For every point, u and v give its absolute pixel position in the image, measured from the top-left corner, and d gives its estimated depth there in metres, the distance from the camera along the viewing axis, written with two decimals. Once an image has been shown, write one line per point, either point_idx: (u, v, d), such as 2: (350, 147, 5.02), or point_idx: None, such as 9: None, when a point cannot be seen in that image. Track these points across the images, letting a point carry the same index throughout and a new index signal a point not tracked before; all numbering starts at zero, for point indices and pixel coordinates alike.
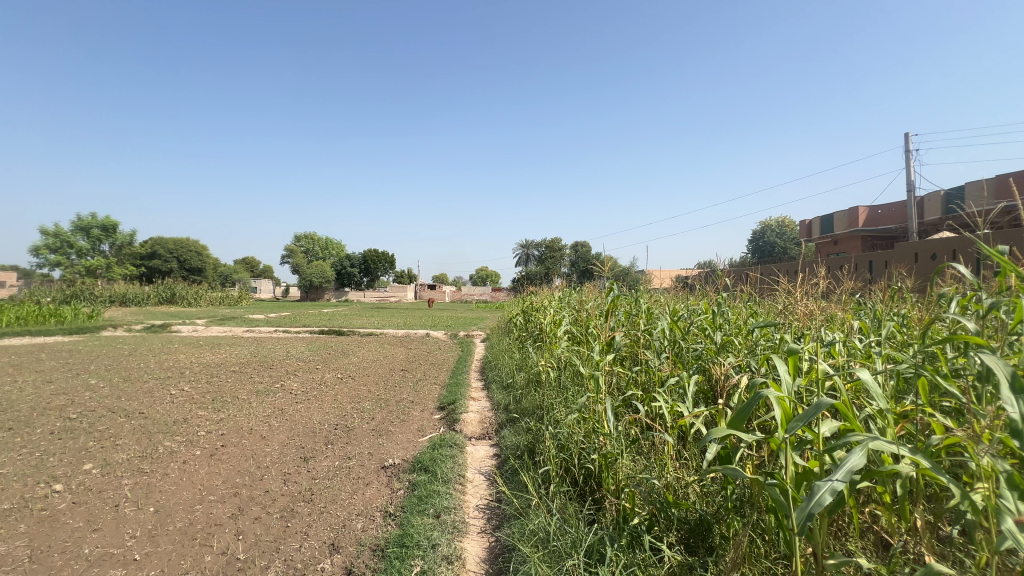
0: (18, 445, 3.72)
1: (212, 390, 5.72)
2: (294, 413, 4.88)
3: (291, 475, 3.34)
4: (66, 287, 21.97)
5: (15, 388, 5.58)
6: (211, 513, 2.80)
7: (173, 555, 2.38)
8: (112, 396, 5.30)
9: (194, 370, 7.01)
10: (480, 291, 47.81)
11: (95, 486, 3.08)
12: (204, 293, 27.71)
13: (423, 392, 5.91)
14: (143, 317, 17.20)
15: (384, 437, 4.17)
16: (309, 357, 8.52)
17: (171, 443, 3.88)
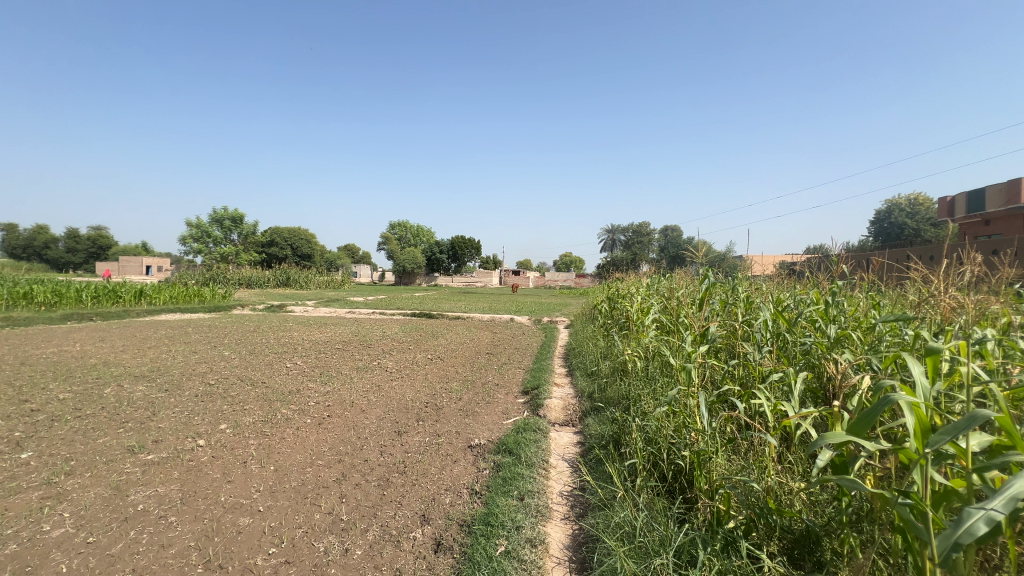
0: (173, 405, 4.42)
1: (319, 365, 6.32)
2: (389, 389, 5.23)
3: (387, 447, 3.60)
4: (206, 272, 25.61)
5: (169, 356, 6.61)
6: (319, 476, 3.11)
7: (289, 510, 2.68)
8: (241, 367, 6.08)
9: (305, 346, 7.80)
10: (564, 277, 47.53)
11: (229, 444, 3.55)
12: (314, 277, 30.63)
13: (507, 376, 6.04)
14: (264, 298, 19.47)
15: (471, 417, 4.32)
16: (402, 338, 9.09)
17: (287, 410, 4.37)
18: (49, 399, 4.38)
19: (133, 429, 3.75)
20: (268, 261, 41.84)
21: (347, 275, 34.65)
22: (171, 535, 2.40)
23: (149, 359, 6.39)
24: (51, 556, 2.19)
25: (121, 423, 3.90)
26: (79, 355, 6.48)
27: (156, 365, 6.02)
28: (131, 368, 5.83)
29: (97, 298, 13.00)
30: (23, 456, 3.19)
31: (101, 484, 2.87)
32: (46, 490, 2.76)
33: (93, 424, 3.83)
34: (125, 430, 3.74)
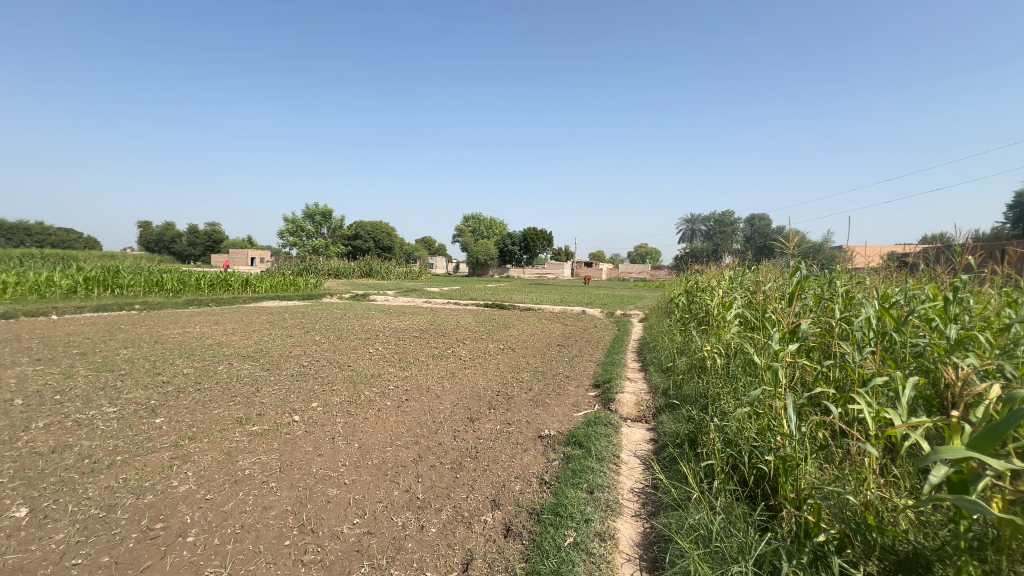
0: (273, 382, 4.92)
1: (398, 351, 6.69)
2: (462, 377, 5.41)
3: (460, 432, 3.74)
4: (301, 263, 28.03)
5: (270, 339, 7.34)
6: (398, 455, 3.31)
7: (371, 484, 2.88)
8: (330, 350, 6.61)
9: (385, 333, 8.28)
10: (639, 269, 45.99)
11: (319, 420, 3.89)
12: (394, 269, 32.33)
13: (578, 368, 5.99)
14: (350, 287, 20.87)
15: (541, 408, 4.36)
16: (475, 327, 9.35)
17: (370, 392, 4.68)
18: (176, 373, 5.06)
19: (241, 403, 4.22)
20: (353, 253, 44.81)
21: (424, 266, 36.19)
22: (271, 499, 2.68)
23: (254, 341, 7.15)
24: (178, 508, 2.53)
25: (232, 397, 4.41)
26: (199, 336, 7.40)
27: (260, 347, 6.73)
28: (240, 348, 6.56)
29: (213, 286, 14.71)
30: (157, 420, 3.71)
31: (216, 449, 3.26)
32: (174, 451, 3.20)
33: (210, 397, 4.36)
34: (235, 403, 4.23)
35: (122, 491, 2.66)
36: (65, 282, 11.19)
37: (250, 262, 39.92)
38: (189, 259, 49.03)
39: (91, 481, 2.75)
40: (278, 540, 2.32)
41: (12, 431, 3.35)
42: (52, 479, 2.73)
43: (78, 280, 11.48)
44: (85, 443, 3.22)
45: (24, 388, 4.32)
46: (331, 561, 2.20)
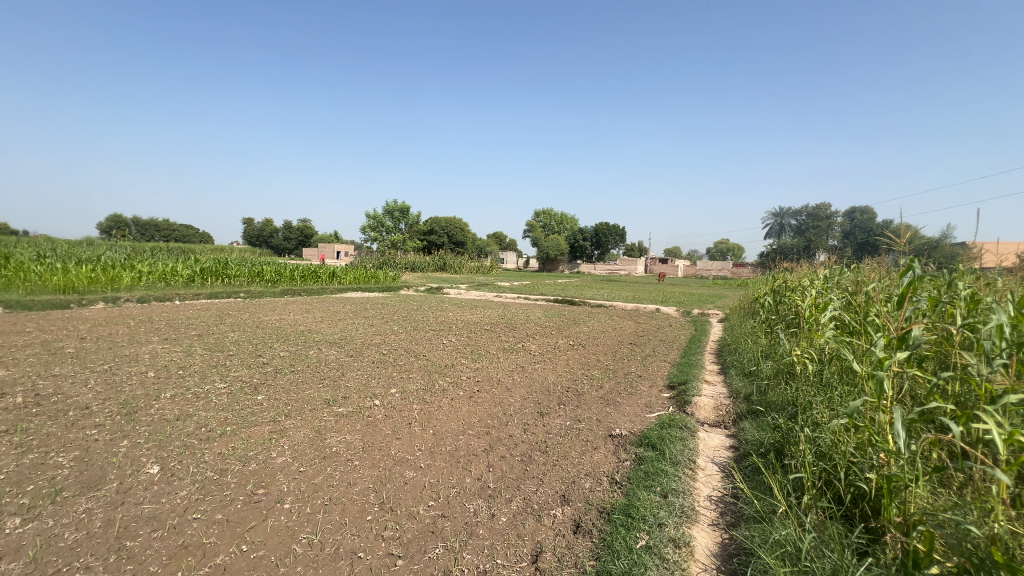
0: (357, 368, 5.28)
1: (470, 343, 6.88)
2: (532, 371, 5.46)
3: (529, 426, 3.78)
4: (381, 257, 29.73)
5: (354, 328, 7.86)
6: (470, 444, 3.42)
7: (444, 470, 3.01)
8: (407, 340, 6.96)
9: (458, 325, 8.55)
10: (718, 266, 43.42)
11: (398, 406, 4.11)
12: (466, 263, 33.22)
13: (651, 368, 5.80)
14: (425, 280, 21.79)
15: (612, 406, 4.28)
16: (545, 323, 9.37)
17: (444, 382, 4.86)
18: (275, 356, 5.60)
19: (329, 386, 4.58)
20: (428, 248, 46.66)
21: (495, 261, 36.84)
22: (355, 476, 2.88)
23: (340, 329, 7.71)
24: (276, 477, 2.81)
25: (321, 379, 4.79)
26: (294, 322, 8.11)
27: (345, 334, 7.24)
28: (328, 335, 7.10)
29: (304, 277, 16.01)
30: (259, 398, 4.13)
31: (308, 427, 3.56)
32: (273, 426, 3.54)
33: (303, 378, 4.77)
34: (324, 385, 4.59)
35: (231, 457, 3.00)
36: (185, 271, 12.73)
37: (336, 255, 42.91)
38: (285, 252, 53.74)
39: (207, 447, 3.12)
40: (361, 514, 2.50)
41: (146, 399, 3.89)
42: (176, 443, 3.14)
43: (196, 270, 13.02)
44: (202, 414, 3.66)
45: (155, 362, 4.99)
46: (408, 539, 2.32)
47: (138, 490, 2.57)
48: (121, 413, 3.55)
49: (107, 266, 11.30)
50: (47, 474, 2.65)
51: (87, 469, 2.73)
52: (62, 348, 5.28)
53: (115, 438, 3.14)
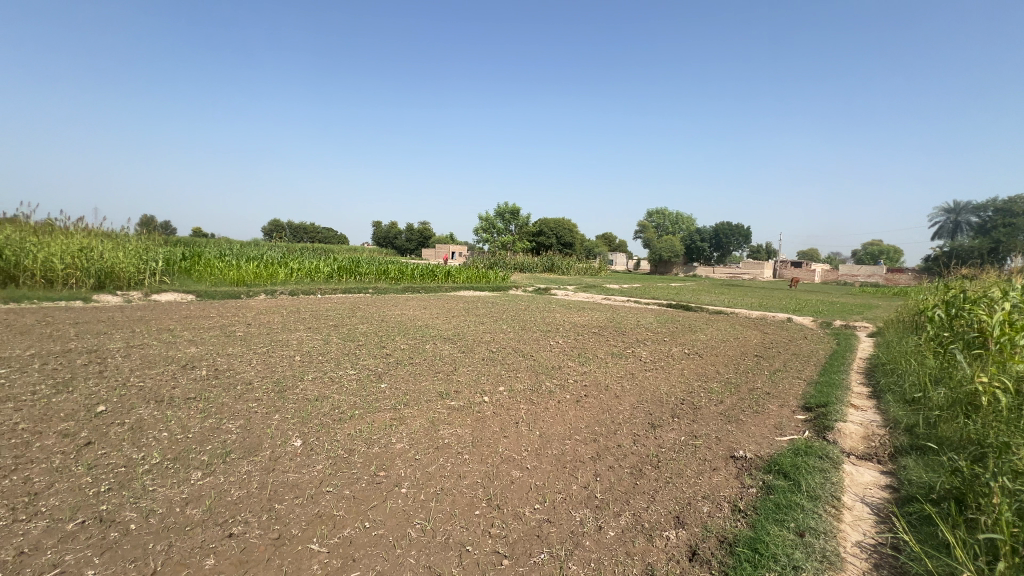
0: (468, 364, 5.50)
1: (578, 346, 6.79)
2: (643, 379, 5.19)
3: (640, 437, 3.58)
4: (492, 258, 30.94)
5: (466, 325, 8.24)
6: (577, 449, 3.34)
7: (551, 474, 2.98)
8: (516, 340, 7.09)
9: (566, 327, 8.49)
10: (867, 271, 37.54)
11: (506, 404, 4.19)
12: (574, 265, 33.01)
13: (781, 385, 5.17)
14: (533, 281, 22.13)
15: (734, 424, 3.90)
16: (657, 328, 8.91)
17: (551, 384, 4.84)
18: (396, 348, 6.08)
19: (443, 379, 4.83)
20: (537, 249, 47.44)
21: (604, 262, 36.11)
22: (465, 469, 2.98)
23: (453, 325, 8.14)
24: (395, 462, 3.02)
25: (436, 373, 5.07)
26: (413, 318, 8.74)
27: (458, 331, 7.61)
28: (442, 331, 7.53)
29: (423, 276, 17.24)
30: (382, 386, 4.50)
31: (424, 417, 3.79)
32: (394, 413, 3.83)
33: (420, 371, 5.10)
34: (438, 378, 4.85)
35: (359, 439, 3.29)
36: (326, 269, 14.50)
37: (451, 255, 45.51)
38: (407, 252, 58.49)
39: (339, 427, 3.48)
40: (470, 507, 2.58)
41: (294, 379, 4.47)
42: (316, 421, 3.54)
43: (334, 267, 14.75)
44: (335, 397, 4.10)
45: (301, 347, 5.73)
46: (513, 539, 2.33)
47: (285, 459, 2.95)
48: (273, 390, 4.11)
49: (268, 263, 13.32)
50: (220, 437, 3.16)
51: (248, 437, 3.20)
52: (235, 332, 6.31)
53: (269, 411, 3.65)
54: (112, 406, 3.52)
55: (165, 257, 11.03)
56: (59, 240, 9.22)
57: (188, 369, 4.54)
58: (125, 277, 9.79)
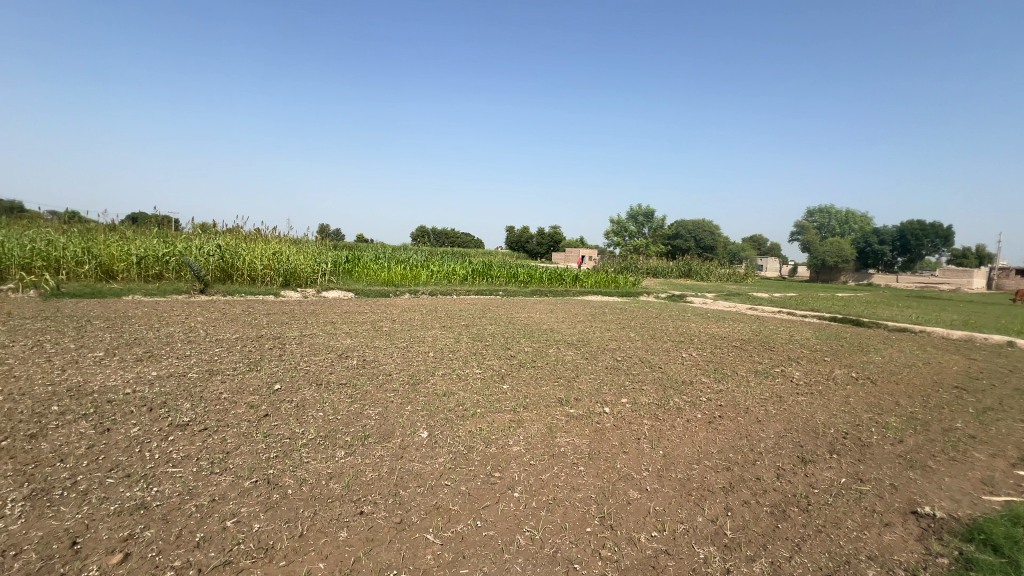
0: (590, 372, 5.36)
1: (715, 361, 6.16)
2: (794, 404, 4.49)
3: (785, 472, 3.09)
4: (623, 261, 30.02)
5: (591, 331, 8.07)
6: (705, 476, 3.01)
7: (672, 500, 2.72)
8: (643, 349, 6.73)
9: (701, 339, 7.80)
10: None
11: (628, 417, 3.97)
12: (715, 270, 30.31)
13: (995, 429, 4.02)
14: (667, 287, 20.85)
15: (919, 472, 3.13)
16: (815, 345, 7.68)
17: (679, 400, 4.47)
18: (521, 350, 6.21)
19: (564, 385, 4.78)
20: (673, 253, 44.77)
21: (751, 267, 32.53)
22: (579, 481, 2.89)
23: (578, 330, 8.05)
24: (510, 464, 3.05)
25: (557, 378, 5.04)
26: (539, 321, 8.86)
27: (583, 336, 7.50)
28: (567, 336, 7.49)
29: (552, 280, 17.45)
30: (504, 387, 4.62)
31: (542, 422, 3.78)
32: (513, 415, 3.89)
33: (541, 375, 5.12)
34: (559, 384, 4.82)
35: (478, 438, 3.41)
36: (462, 271, 15.55)
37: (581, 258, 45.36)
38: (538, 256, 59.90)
39: (462, 424, 3.65)
40: (580, 523, 2.48)
41: (426, 374, 4.83)
42: (442, 415, 3.77)
43: (469, 270, 15.75)
44: (460, 394, 4.32)
45: (436, 344, 6.19)
46: (625, 565, 2.18)
47: (413, 448, 3.18)
48: (408, 383, 4.49)
49: (413, 265, 14.76)
50: (362, 422, 3.54)
51: (384, 424, 3.54)
52: (382, 327, 7.09)
53: (403, 402, 4.00)
54: (285, 385, 4.20)
55: (334, 260, 12.94)
56: (260, 245, 11.41)
57: (343, 358, 5.21)
58: (304, 276, 11.71)
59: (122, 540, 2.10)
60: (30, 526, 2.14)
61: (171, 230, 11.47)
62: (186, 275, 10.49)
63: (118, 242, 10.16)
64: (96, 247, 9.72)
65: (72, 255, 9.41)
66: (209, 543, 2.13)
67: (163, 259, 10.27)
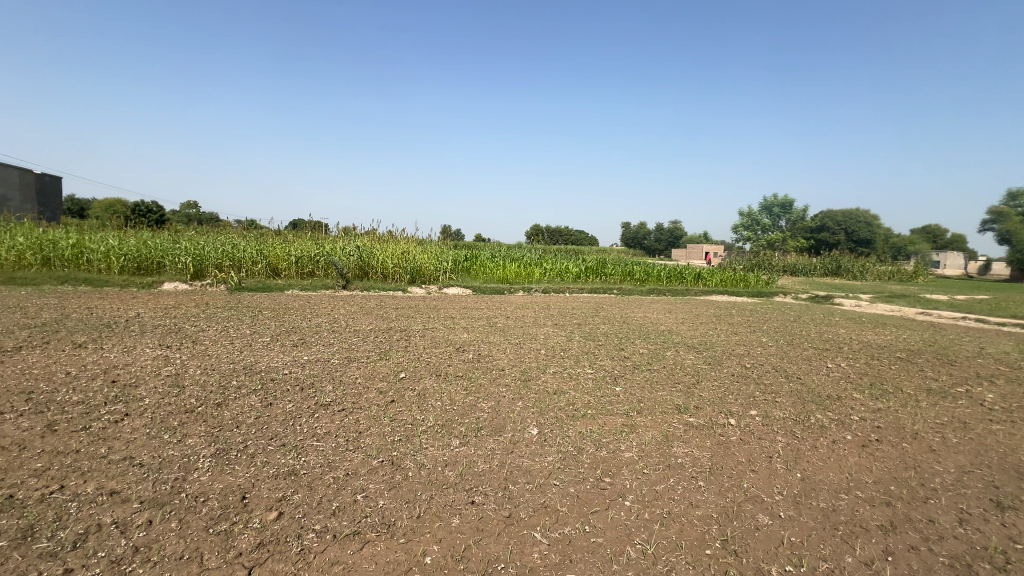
0: (713, 378, 4.93)
1: (872, 374, 5.24)
2: (985, 434, 3.62)
3: (971, 518, 2.49)
4: (755, 258, 27.20)
5: (715, 334, 7.43)
6: (856, 510, 2.56)
7: (813, 532, 2.36)
8: (778, 356, 6.00)
9: (853, 347, 6.70)
10: None
11: (757, 432, 3.56)
12: (873, 268, 25.94)
13: None
14: (809, 286, 18.40)
15: None
16: (1018, 361, 6.13)
17: (823, 417, 3.88)
18: (635, 352, 5.95)
19: (683, 391, 4.45)
20: (817, 248, 39.38)
21: (923, 264, 27.19)
22: (698, 497, 2.65)
23: (700, 333, 7.47)
24: (622, 470, 2.93)
25: (674, 383, 4.73)
26: (655, 321, 8.41)
27: (705, 339, 6.94)
28: (686, 338, 6.99)
29: (670, 278, 16.48)
30: (616, 389, 4.46)
31: (657, 429, 3.57)
32: (626, 419, 3.73)
33: (657, 378, 4.84)
34: (676, 390, 4.51)
35: (588, 439, 3.33)
36: (575, 269, 15.46)
37: (704, 255, 42.25)
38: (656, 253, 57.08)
39: (572, 424, 3.60)
40: (699, 543, 2.27)
41: (538, 371, 4.87)
42: (552, 414, 3.76)
43: (582, 268, 15.58)
44: (571, 393, 4.27)
45: (548, 342, 6.22)
46: None
47: (523, 445, 3.22)
48: (519, 379, 4.57)
49: (527, 263, 15.07)
50: (476, 415, 3.68)
51: (496, 418, 3.64)
52: (496, 323, 7.33)
53: (514, 397, 4.08)
54: (409, 374, 4.55)
55: (454, 258, 13.74)
56: (392, 246, 12.58)
57: (460, 351, 5.50)
58: (428, 274, 12.66)
59: (278, 500, 2.45)
60: (214, 479, 2.60)
61: (322, 233, 13.19)
62: (332, 272, 11.98)
63: (282, 244, 11.98)
64: (266, 249, 11.57)
65: (250, 256, 11.35)
66: (343, 512, 2.38)
67: (315, 259, 11.85)
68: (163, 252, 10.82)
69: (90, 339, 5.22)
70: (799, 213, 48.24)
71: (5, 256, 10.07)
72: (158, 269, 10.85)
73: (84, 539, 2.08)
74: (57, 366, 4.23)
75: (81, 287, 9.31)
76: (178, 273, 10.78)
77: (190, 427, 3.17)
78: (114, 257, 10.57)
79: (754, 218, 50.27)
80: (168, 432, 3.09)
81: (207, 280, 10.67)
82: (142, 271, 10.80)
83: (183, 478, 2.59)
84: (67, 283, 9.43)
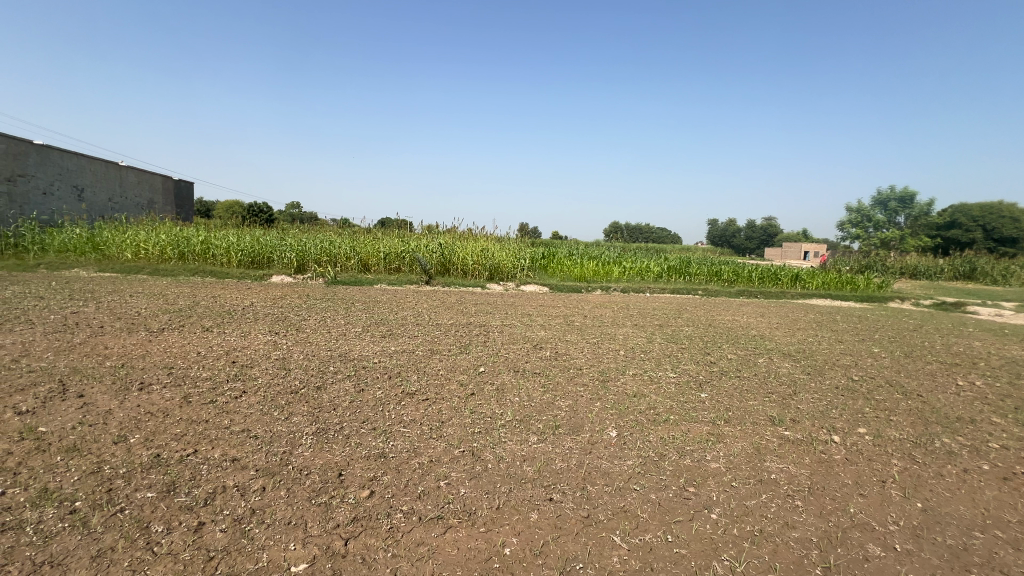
0: (813, 389, 4.50)
1: (1017, 396, 4.47)
2: None
3: None
4: (866, 258, 24.35)
5: (815, 341, 6.78)
6: (994, 552, 2.21)
7: (938, 571, 2.08)
8: (892, 369, 5.34)
9: (992, 363, 5.76)
10: None
11: (867, 452, 3.20)
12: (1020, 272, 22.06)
13: None
14: (934, 292, 16.07)
15: None
16: None
17: (951, 442, 3.39)
18: (723, 357, 5.60)
19: (778, 402, 4.11)
20: (944, 248, 34.48)
21: None
22: (795, 518, 2.44)
23: (797, 339, 6.87)
24: (707, 481, 2.78)
25: (767, 392, 4.40)
26: (745, 326, 7.84)
27: (803, 347, 6.36)
28: (782, 345, 6.45)
29: (763, 280, 15.27)
30: (702, 395, 4.22)
31: (747, 440, 3.33)
32: (713, 428, 3.53)
33: (748, 387, 4.52)
34: (770, 399, 4.18)
35: (670, 446, 3.20)
36: (656, 268, 14.89)
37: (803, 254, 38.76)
38: (747, 252, 53.14)
39: (652, 428, 3.48)
40: (796, 567, 2.10)
41: (617, 372, 4.76)
42: (631, 417, 3.66)
43: (663, 267, 14.97)
44: (652, 397, 4.12)
45: (627, 343, 6.06)
46: None
47: (600, 446, 3.17)
48: (597, 379, 4.50)
49: (605, 262, 14.77)
50: (553, 413, 3.68)
51: (574, 417, 3.62)
52: (573, 322, 7.27)
53: (592, 398, 4.02)
54: (488, 369, 4.66)
55: (532, 256, 13.84)
56: (471, 244, 12.95)
57: (537, 348, 5.53)
58: (506, 271, 12.89)
59: (369, 480, 2.63)
60: (315, 455, 2.86)
61: (407, 231, 13.91)
62: (416, 268, 12.61)
63: (372, 242, 12.81)
64: (358, 246, 12.45)
65: (344, 252, 12.28)
66: (427, 496, 2.51)
67: (401, 255, 12.54)
68: (272, 248, 12.04)
69: (215, 324, 5.97)
70: (923, 207, 42.38)
71: (152, 251, 11.82)
72: (268, 263, 12.11)
73: (213, 497, 2.39)
74: (191, 346, 4.89)
75: (208, 278, 10.68)
76: (284, 268, 11.96)
77: (295, 406, 3.52)
78: (233, 252, 11.96)
79: (865, 213, 45.13)
80: (277, 409, 3.45)
81: (308, 274, 11.74)
82: (255, 264, 12.11)
83: (290, 451, 2.88)
84: (197, 275, 10.84)
